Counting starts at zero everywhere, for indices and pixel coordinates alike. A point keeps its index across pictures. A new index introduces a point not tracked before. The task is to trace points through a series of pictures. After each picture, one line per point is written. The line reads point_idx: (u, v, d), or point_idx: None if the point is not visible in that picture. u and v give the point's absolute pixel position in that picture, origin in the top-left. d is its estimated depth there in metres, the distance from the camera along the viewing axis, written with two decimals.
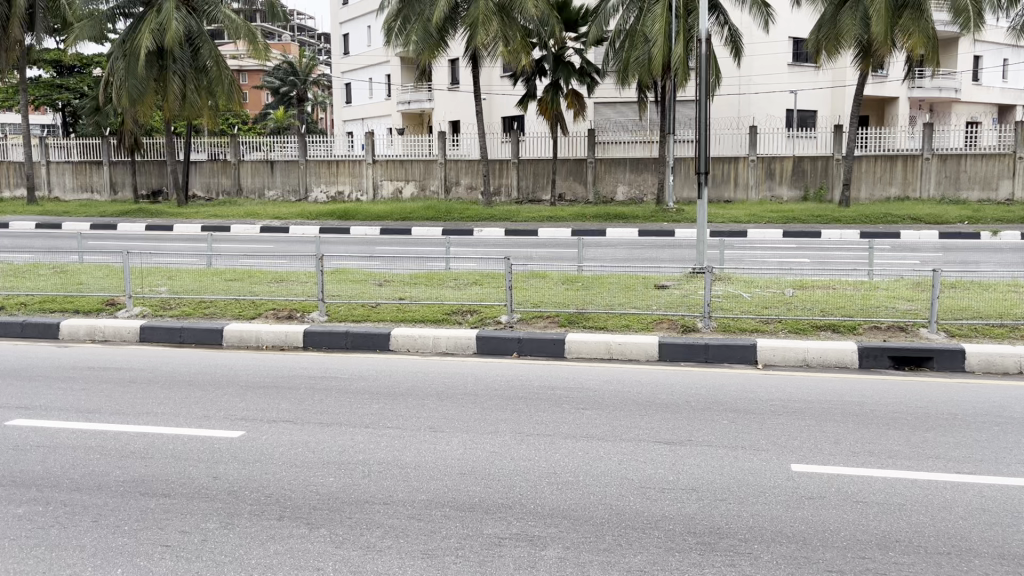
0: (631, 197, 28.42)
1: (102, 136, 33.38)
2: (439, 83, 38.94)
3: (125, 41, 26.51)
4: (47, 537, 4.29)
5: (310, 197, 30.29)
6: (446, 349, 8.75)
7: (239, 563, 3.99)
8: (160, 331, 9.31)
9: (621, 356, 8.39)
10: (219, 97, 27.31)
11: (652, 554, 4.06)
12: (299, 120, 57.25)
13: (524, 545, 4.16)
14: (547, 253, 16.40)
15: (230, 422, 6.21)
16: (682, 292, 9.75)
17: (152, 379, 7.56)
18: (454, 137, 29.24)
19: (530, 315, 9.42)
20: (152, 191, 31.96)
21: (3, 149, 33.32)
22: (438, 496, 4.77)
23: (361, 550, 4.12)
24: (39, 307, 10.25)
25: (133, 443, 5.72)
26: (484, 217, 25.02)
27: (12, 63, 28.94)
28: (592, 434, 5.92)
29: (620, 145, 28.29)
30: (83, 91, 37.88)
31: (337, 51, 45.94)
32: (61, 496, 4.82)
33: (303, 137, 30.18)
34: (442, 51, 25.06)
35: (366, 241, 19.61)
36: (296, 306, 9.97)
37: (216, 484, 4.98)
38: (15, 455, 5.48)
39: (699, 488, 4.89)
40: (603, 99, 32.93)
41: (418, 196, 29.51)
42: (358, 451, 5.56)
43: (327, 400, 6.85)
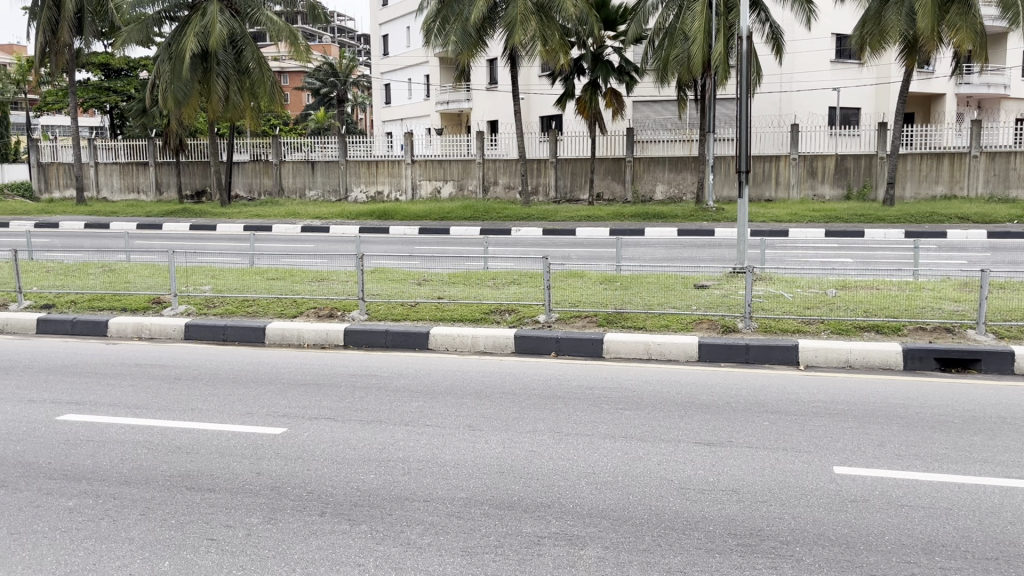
0: (669, 197, 28.23)
1: (148, 137, 34.02)
2: (478, 82, 39.07)
3: (170, 44, 27.00)
4: (97, 529, 4.39)
5: (350, 197, 30.55)
6: (484, 348, 8.77)
7: (282, 557, 4.05)
8: (204, 329, 9.49)
9: (659, 357, 8.35)
10: (260, 98, 27.64)
11: (692, 555, 4.04)
12: (339, 120, 57.85)
13: (563, 544, 4.16)
14: (586, 253, 16.38)
15: (273, 419, 6.31)
16: (722, 292, 9.66)
17: (197, 375, 7.71)
18: (492, 136, 29.26)
19: (568, 314, 9.42)
20: (196, 191, 32.50)
21: (52, 151, 34.12)
22: (477, 495, 4.80)
23: (402, 546, 4.16)
24: (88, 305, 10.50)
25: (179, 438, 5.85)
26: (522, 216, 25.05)
27: (61, 67, 29.64)
28: (632, 434, 5.90)
29: (658, 145, 28.10)
30: (131, 94, 38.65)
31: (376, 51, 46.33)
32: (110, 489, 4.93)
33: (343, 137, 30.48)
34: (481, 51, 25.10)
35: (405, 240, 19.77)
36: (337, 305, 10.07)
37: (259, 479, 5.07)
38: (66, 449, 5.62)
39: (741, 490, 4.85)
40: (641, 98, 32.76)
41: (456, 195, 29.63)
42: (398, 448, 5.61)
43: (368, 398, 6.92)
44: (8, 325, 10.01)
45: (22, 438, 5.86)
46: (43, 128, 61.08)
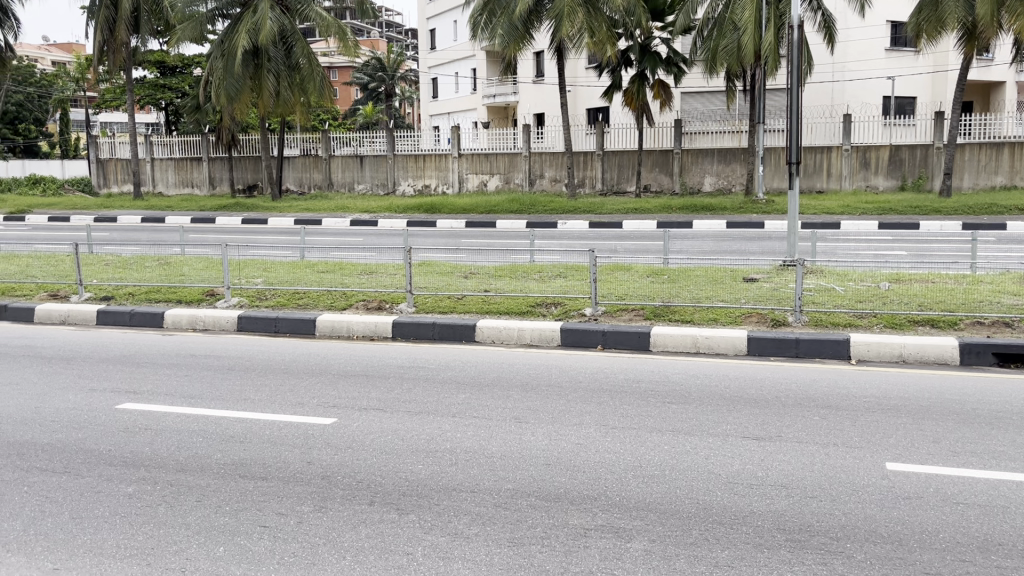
0: (718, 188, 27.94)
1: (202, 133, 34.71)
2: (525, 75, 39.06)
3: (223, 41, 27.52)
4: (155, 515, 4.53)
5: (398, 191, 30.81)
6: (530, 341, 8.80)
7: (333, 545, 4.12)
8: (257, 321, 9.69)
9: (707, 351, 8.28)
10: (310, 93, 28.00)
11: (739, 550, 4.01)
12: (387, 114, 58.42)
13: (610, 536, 4.17)
14: (633, 246, 16.29)
15: (323, 409, 6.42)
16: (772, 285, 9.53)
17: (251, 366, 7.88)
18: (539, 129, 29.18)
19: (615, 308, 9.41)
20: (248, 185, 33.10)
21: (110, 147, 35.02)
22: (523, 486, 4.82)
23: (449, 536, 4.21)
24: (146, 297, 10.79)
25: (233, 427, 5.98)
26: (568, 209, 24.99)
27: (120, 64, 30.40)
28: (678, 428, 5.87)
29: (707, 136, 27.80)
30: (185, 90, 39.51)
31: (424, 46, 46.58)
32: (167, 476, 5.07)
33: (391, 132, 30.73)
34: (527, 43, 25.07)
35: (452, 234, 19.87)
36: (386, 298, 10.21)
37: (310, 469, 5.16)
38: (125, 437, 5.80)
39: (790, 485, 4.79)
40: (689, 89, 32.42)
41: (502, 188, 29.66)
42: (445, 440, 5.66)
43: (415, 389, 7.00)
44: (70, 317, 10.34)
45: (84, 425, 6.06)
46: (102, 125, 62.76)
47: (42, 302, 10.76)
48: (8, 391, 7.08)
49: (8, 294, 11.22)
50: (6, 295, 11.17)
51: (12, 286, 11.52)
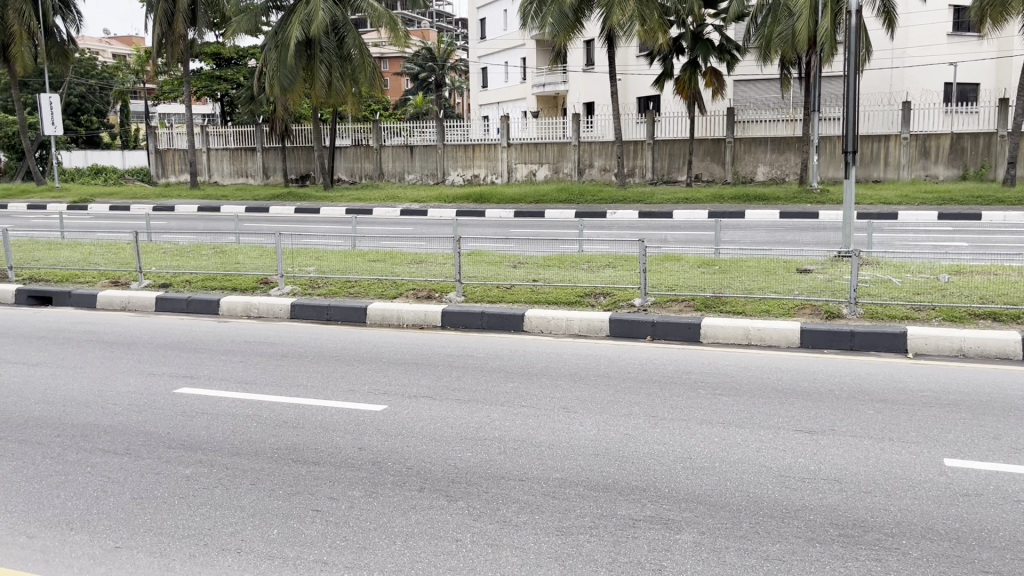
0: (771, 178, 27.48)
1: (256, 123, 35.29)
2: (575, 64, 38.87)
3: (277, 33, 27.90)
4: (211, 496, 4.64)
5: (447, 181, 30.95)
6: (579, 331, 8.78)
7: (383, 530, 4.18)
8: (309, 309, 9.84)
9: (759, 342, 8.17)
10: (361, 84, 28.22)
11: (791, 543, 3.96)
12: (436, 104, 58.75)
13: (659, 528, 4.15)
14: (683, 236, 16.14)
15: (374, 396, 6.50)
16: (826, 276, 9.37)
17: (303, 353, 8.01)
18: (589, 118, 28.99)
19: (664, 298, 9.32)
20: (301, 175, 33.56)
21: (168, 137, 35.84)
22: (572, 476, 4.83)
23: (498, 523, 4.23)
24: (202, 285, 11.03)
25: (285, 413, 6.10)
26: (618, 198, 24.85)
27: (178, 56, 31.03)
28: (729, 420, 5.80)
29: (760, 124, 27.36)
30: (240, 81, 40.17)
31: (474, 35, 46.68)
32: (223, 459, 5.20)
33: (441, 121, 30.86)
34: (578, 32, 24.96)
35: (502, 223, 19.92)
36: (435, 287, 10.28)
37: (361, 454, 5.24)
38: (183, 420, 5.95)
39: (844, 479, 4.72)
40: (742, 77, 31.95)
41: (551, 178, 29.58)
42: (494, 428, 5.69)
43: (464, 377, 7.05)
44: (131, 303, 10.62)
45: (144, 409, 6.23)
46: (160, 116, 64.17)
47: (104, 288, 11.08)
48: (73, 374, 7.32)
49: (72, 281, 11.57)
50: (71, 282, 11.53)
51: (76, 273, 11.87)
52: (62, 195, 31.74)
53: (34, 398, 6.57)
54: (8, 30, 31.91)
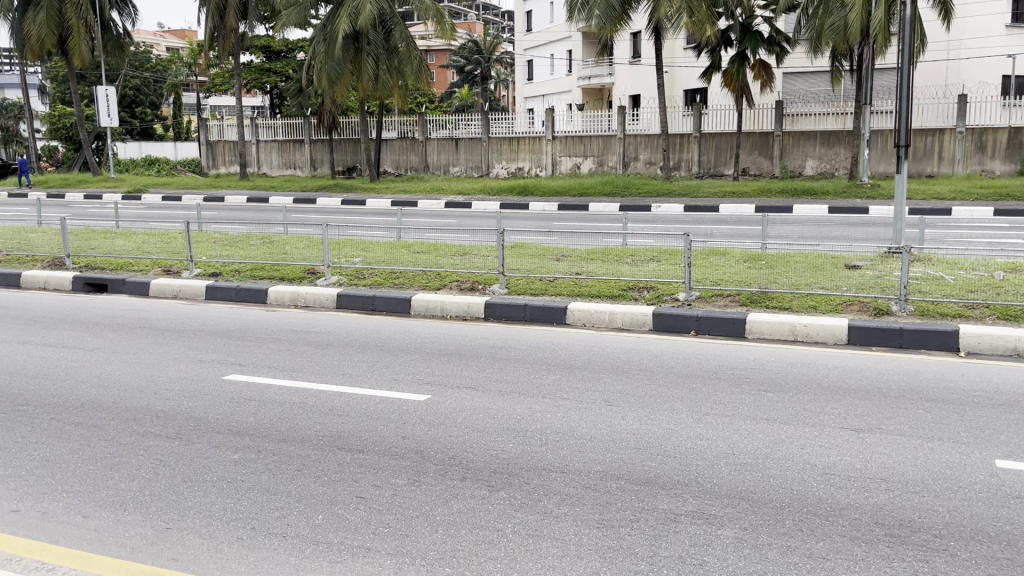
0: (820, 172, 27.01)
1: (305, 115, 35.79)
2: (621, 56, 38.61)
3: (326, 26, 28.20)
4: (259, 481, 4.74)
5: (492, 173, 31.00)
6: (622, 324, 8.76)
7: (425, 518, 4.24)
8: (354, 299, 9.96)
9: (806, 339, 8.06)
10: (407, 76, 28.39)
11: (835, 542, 3.92)
12: (481, 97, 58.91)
13: (700, 523, 4.14)
14: (729, 230, 15.98)
15: (417, 386, 6.58)
16: (875, 273, 9.20)
17: (348, 343, 8.11)
18: (635, 111, 28.78)
19: (709, 293, 9.25)
20: (347, 167, 33.88)
21: (219, 130, 36.50)
22: (613, 469, 4.83)
23: (539, 515, 4.26)
24: (251, 274, 11.22)
25: (331, 401, 6.19)
26: (663, 191, 24.68)
27: (229, 49, 31.57)
28: (773, 417, 5.74)
29: (810, 117, 26.84)
30: (289, 74, 40.76)
31: (520, 28, 46.68)
32: (270, 446, 5.30)
33: (486, 114, 30.91)
34: (624, 25, 24.79)
35: (546, 216, 19.91)
36: (479, 279, 10.32)
37: (405, 443, 5.30)
38: (232, 407, 6.08)
39: (891, 479, 4.64)
40: (792, 69, 31.44)
41: (596, 171, 29.45)
42: (536, 420, 5.71)
43: (507, 369, 7.08)
44: (182, 292, 10.87)
45: (195, 395, 6.38)
46: (211, 109, 65.34)
47: (156, 277, 11.33)
48: (127, 359, 7.53)
49: (126, 269, 11.86)
50: (125, 270, 11.81)
51: (129, 261, 12.15)
52: (117, 185, 32.55)
53: (89, 382, 6.77)
54: (66, 24, 32.77)
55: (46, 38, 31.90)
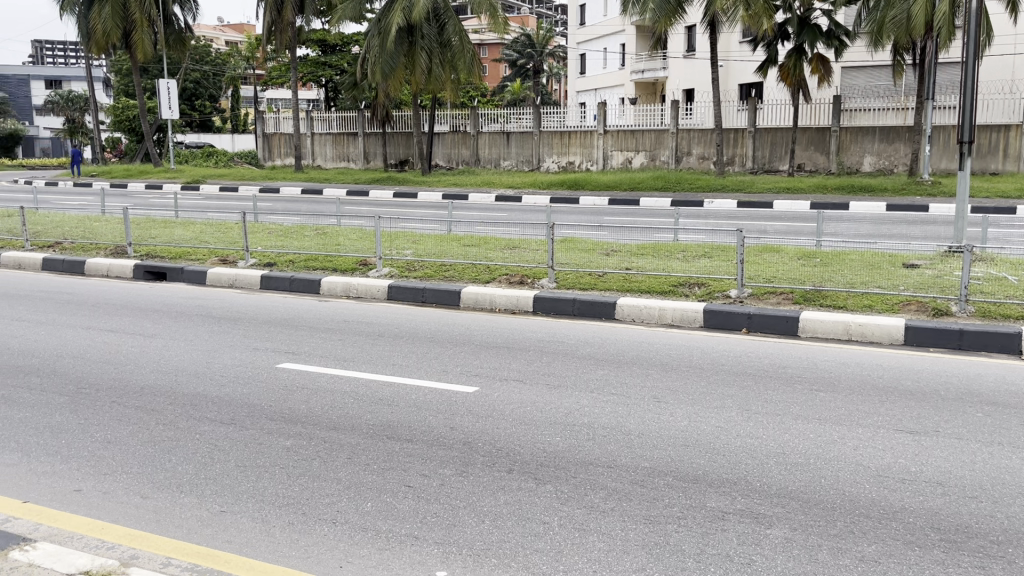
0: (879, 168, 26.40)
1: (359, 108, 36.21)
2: (675, 50, 38.22)
3: (381, 20, 28.45)
4: (310, 468, 4.83)
5: (543, 167, 30.94)
6: (671, 321, 8.70)
7: (472, 509, 4.27)
8: (405, 291, 10.06)
9: (861, 338, 7.91)
10: (460, 70, 28.50)
11: (887, 545, 3.85)
12: (534, 91, 58.88)
13: (749, 521, 4.10)
14: (784, 227, 15.72)
15: (465, 377, 6.63)
16: (935, 272, 8.97)
17: (398, 334, 8.20)
18: (688, 105, 28.44)
19: (761, 290, 9.14)
20: (400, 160, 34.17)
21: (275, 122, 37.12)
22: (661, 465, 4.81)
23: (586, 509, 4.26)
24: (304, 265, 11.41)
25: (381, 390, 6.28)
26: (716, 186, 24.38)
27: (285, 43, 32.07)
28: (826, 417, 5.66)
29: (869, 113, 26.20)
30: (344, 68, 41.27)
31: (573, 22, 46.51)
32: (322, 433, 5.39)
33: (538, 108, 30.85)
34: (679, 18, 24.53)
35: (597, 210, 19.84)
36: (528, 273, 10.33)
37: (453, 434, 5.34)
38: (285, 394, 6.21)
39: (948, 483, 4.53)
40: (851, 63, 30.79)
41: (648, 165, 29.19)
42: (583, 414, 5.70)
43: (556, 363, 7.09)
44: (237, 281, 11.10)
45: (250, 382, 6.53)
46: (268, 102, 66.41)
47: (213, 266, 11.59)
48: (184, 346, 7.72)
49: (185, 258, 12.14)
50: (183, 259, 12.09)
51: (187, 251, 12.44)
52: (176, 176, 33.35)
53: (149, 367, 6.98)
54: (131, 18, 33.63)
55: (111, 32, 32.75)
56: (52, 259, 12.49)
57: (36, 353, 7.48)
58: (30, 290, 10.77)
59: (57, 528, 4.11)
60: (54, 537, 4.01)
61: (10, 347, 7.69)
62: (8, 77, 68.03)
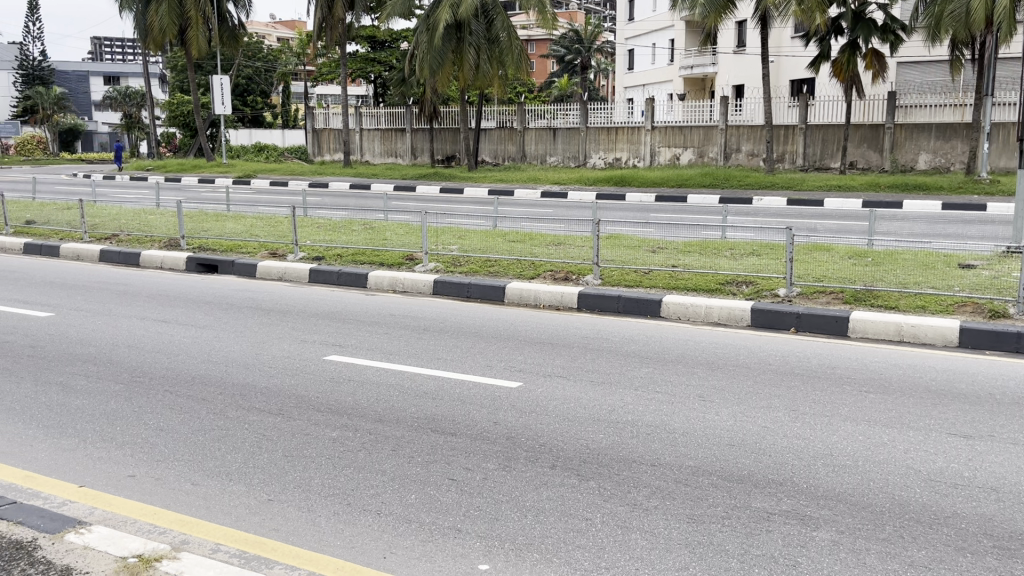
0: (934, 166, 25.77)
1: (407, 104, 36.51)
2: (725, 45, 37.77)
3: (429, 16, 28.61)
4: (355, 459, 4.89)
5: (589, 163, 30.85)
6: (718, 319, 8.61)
7: (515, 503, 4.29)
8: (450, 286, 10.13)
9: (912, 340, 7.74)
10: (508, 66, 28.55)
11: (938, 551, 3.77)
12: (581, 86, 58.69)
13: (794, 523, 4.05)
14: (834, 225, 15.46)
15: (509, 372, 6.65)
16: (991, 273, 8.75)
17: (443, 328, 8.26)
18: (738, 101, 28.10)
19: (811, 289, 8.98)
20: (447, 156, 34.26)
21: (325, 118, 37.58)
22: (706, 465, 4.77)
23: (629, 506, 4.25)
24: (352, 259, 11.52)
25: (426, 384, 6.34)
26: (765, 184, 24.05)
27: (336, 40, 32.42)
28: (876, 419, 5.55)
29: (924, 110, 25.58)
30: (393, 64, 41.68)
31: (622, 17, 46.22)
32: (367, 425, 5.45)
33: (585, 103, 30.75)
34: (730, 14, 24.19)
35: (644, 207, 19.71)
36: (573, 269, 10.32)
37: (496, 429, 5.37)
38: (331, 385, 6.30)
39: (1002, 489, 4.42)
40: (907, 58, 30.11)
41: (696, 162, 28.85)
42: (627, 412, 5.69)
43: (600, 360, 7.08)
44: (287, 274, 11.28)
45: (297, 373, 6.64)
46: (317, 97, 67.25)
47: (263, 259, 11.79)
48: (234, 337, 7.87)
49: (236, 251, 12.38)
50: (234, 252, 12.33)
51: (239, 244, 12.69)
52: (228, 171, 33.90)
53: (201, 357, 7.13)
54: (186, 16, 34.32)
55: (167, 28, 33.43)
56: (109, 251, 12.84)
57: (92, 341, 7.69)
58: (87, 281, 11.08)
59: (110, 512, 4.23)
60: (108, 521, 4.13)
61: (68, 336, 7.92)
62: (69, 73, 69.95)
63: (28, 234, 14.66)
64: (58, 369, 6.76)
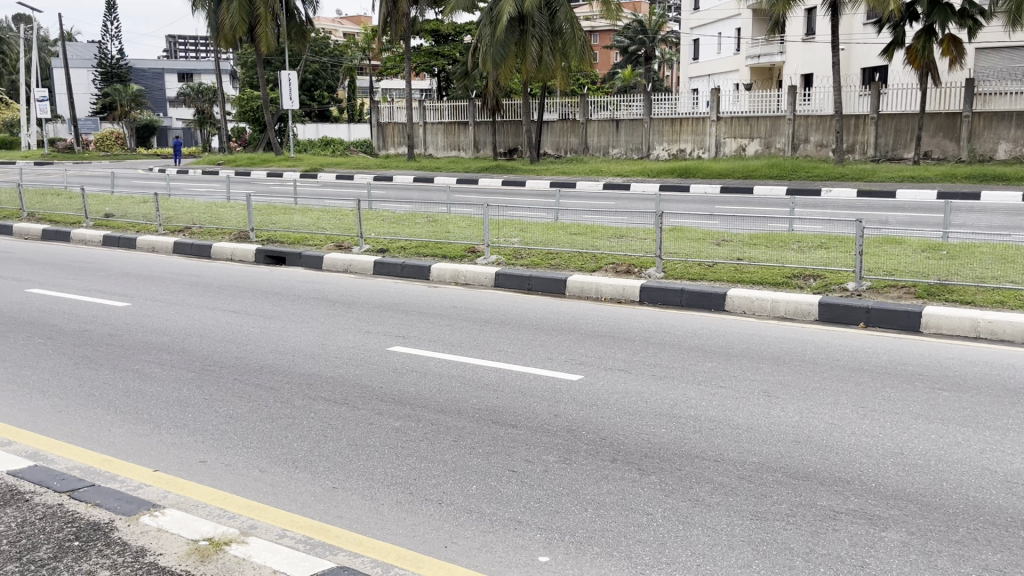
0: (1015, 156, 24.82)
1: (470, 97, 36.60)
2: (794, 33, 36.90)
3: (493, 8, 28.64)
4: (418, 449, 4.96)
5: (653, 155, 30.47)
6: (784, 313, 8.42)
7: (575, 497, 4.29)
8: (512, 279, 10.14)
9: (990, 336, 7.46)
10: (572, 58, 28.39)
11: (1014, 554, 3.64)
12: (644, 78, 58.10)
13: (862, 523, 3.95)
14: (907, 217, 15.00)
15: (570, 365, 6.65)
16: None
17: (504, 321, 8.29)
18: (807, 90, 27.40)
19: (882, 284, 8.74)
20: (509, 148, 34.53)
21: (389, 112, 37.96)
22: (770, 461, 4.69)
23: (691, 501, 4.21)
24: (415, 252, 11.65)
25: (487, 375, 6.38)
26: (835, 175, 23.46)
27: (400, 33, 32.67)
28: (950, 418, 5.37)
29: (1005, 97, 24.58)
30: (456, 57, 41.91)
31: (686, 7, 45.51)
32: (429, 415, 5.52)
33: (649, 94, 30.47)
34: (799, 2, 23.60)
35: (708, 199, 19.48)
36: (635, 262, 10.27)
37: (557, 421, 5.36)
38: (396, 375, 6.40)
39: None
40: (986, 44, 28.94)
41: (763, 153, 28.30)
42: (690, 407, 5.62)
43: (662, 354, 7.00)
44: (352, 266, 11.47)
45: (361, 363, 6.75)
46: (383, 92, 68.08)
47: (329, 251, 12.01)
48: (300, 327, 8.04)
49: (303, 244, 12.65)
50: (302, 244, 12.62)
51: (306, 236, 12.96)
52: (297, 164, 34.77)
53: (269, 347, 7.30)
54: (255, 14, 35.06)
55: (237, 27, 34.25)
56: (182, 243, 13.24)
57: (166, 331, 7.95)
58: (162, 271, 11.47)
59: (184, 496, 4.37)
60: (181, 505, 4.27)
61: (143, 325, 8.19)
62: (145, 70, 72.27)
63: (107, 227, 15.22)
64: (135, 357, 7.02)
